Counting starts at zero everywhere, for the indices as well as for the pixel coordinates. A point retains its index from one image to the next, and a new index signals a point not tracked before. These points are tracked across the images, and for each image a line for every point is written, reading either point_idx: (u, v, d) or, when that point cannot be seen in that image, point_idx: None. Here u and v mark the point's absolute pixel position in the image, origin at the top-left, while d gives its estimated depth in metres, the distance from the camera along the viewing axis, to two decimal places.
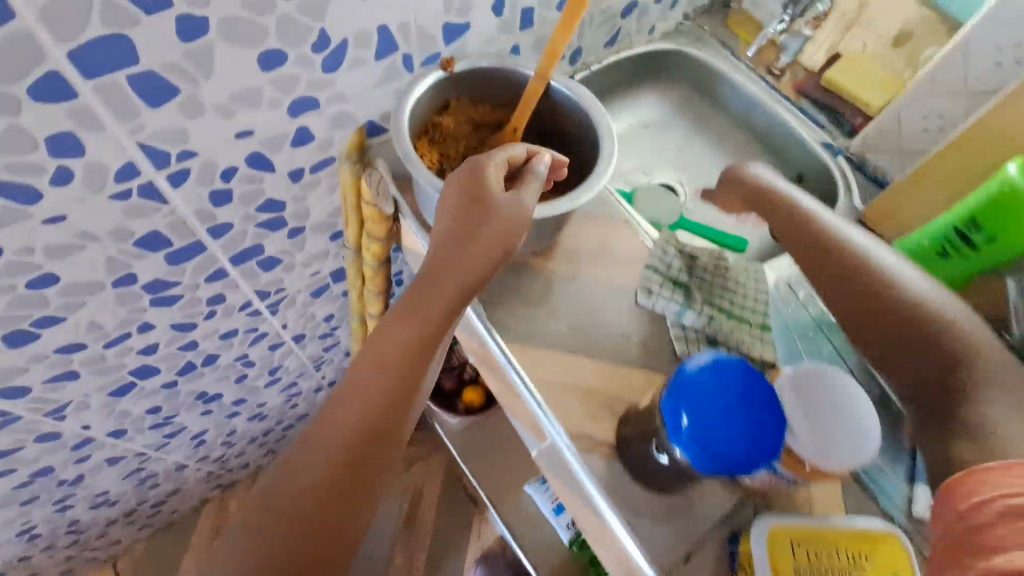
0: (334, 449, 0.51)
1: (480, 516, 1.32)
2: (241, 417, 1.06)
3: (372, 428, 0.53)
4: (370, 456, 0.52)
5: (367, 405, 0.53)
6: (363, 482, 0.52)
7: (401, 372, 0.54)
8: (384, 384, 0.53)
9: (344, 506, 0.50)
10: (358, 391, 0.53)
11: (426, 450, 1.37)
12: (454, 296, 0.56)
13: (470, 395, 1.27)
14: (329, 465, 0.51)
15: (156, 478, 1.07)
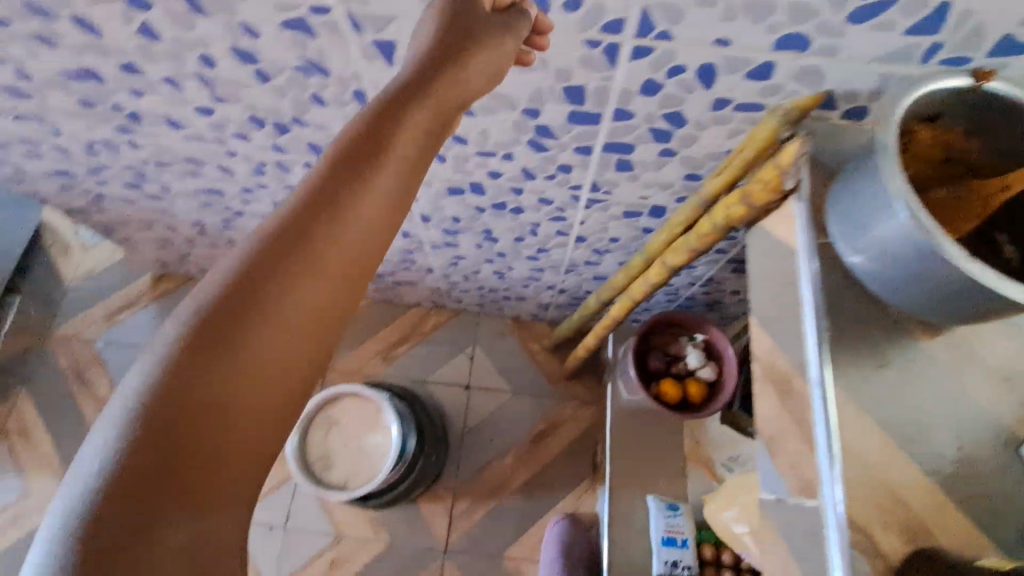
0: (131, 441, 0.34)
1: (592, 487, 1.27)
2: (452, 281, 1.22)
3: (165, 417, 0.35)
4: (187, 459, 0.35)
5: (185, 369, 0.36)
6: (147, 514, 0.34)
7: (236, 299, 0.38)
8: (196, 345, 0.37)
9: (131, 530, 0.33)
10: (166, 358, 0.37)
11: (585, 397, 1.36)
12: (333, 190, 0.41)
13: (671, 384, 1.03)
14: (127, 470, 0.34)
15: (382, 288, 1.33)
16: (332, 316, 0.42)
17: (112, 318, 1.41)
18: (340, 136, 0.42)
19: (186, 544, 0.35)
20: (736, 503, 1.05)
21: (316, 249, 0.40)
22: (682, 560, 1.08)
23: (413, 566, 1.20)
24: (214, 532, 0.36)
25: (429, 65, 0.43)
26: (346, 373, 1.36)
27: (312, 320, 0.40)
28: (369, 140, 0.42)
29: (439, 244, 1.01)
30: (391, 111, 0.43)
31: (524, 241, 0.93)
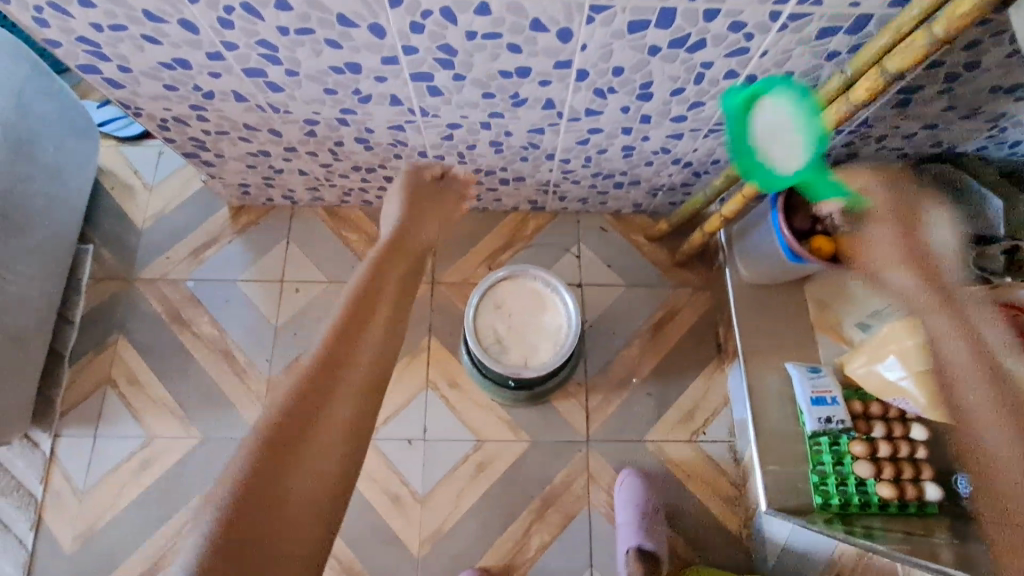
0: (249, 471, 0.59)
1: (720, 366, 1.27)
2: (568, 171, 1.16)
3: (274, 432, 0.61)
4: (293, 435, 0.61)
5: (289, 398, 0.63)
6: (293, 453, 0.60)
7: (321, 350, 0.66)
8: (307, 379, 0.64)
9: (237, 539, 0.55)
10: (273, 403, 0.63)
11: (698, 282, 1.34)
12: (358, 306, 0.72)
13: (824, 239, 1.01)
14: (231, 504, 0.57)
15: (483, 191, 1.26)
16: (369, 318, 0.70)
17: (198, 256, 1.34)
18: (364, 272, 0.78)
19: (269, 525, 0.57)
20: (891, 353, 1.04)
21: (367, 306, 0.72)
22: (834, 415, 1.11)
23: (559, 459, 1.21)
24: (281, 518, 0.58)
25: (389, 263, 0.80)
26: (455, 285, 1.32)
27: (358, 328, 0.69)
28: (374, 279, 0.76)
29: (580, 114, 0.94)
30: (385, 277, 0.77)
31: (682, 94, 0.88)
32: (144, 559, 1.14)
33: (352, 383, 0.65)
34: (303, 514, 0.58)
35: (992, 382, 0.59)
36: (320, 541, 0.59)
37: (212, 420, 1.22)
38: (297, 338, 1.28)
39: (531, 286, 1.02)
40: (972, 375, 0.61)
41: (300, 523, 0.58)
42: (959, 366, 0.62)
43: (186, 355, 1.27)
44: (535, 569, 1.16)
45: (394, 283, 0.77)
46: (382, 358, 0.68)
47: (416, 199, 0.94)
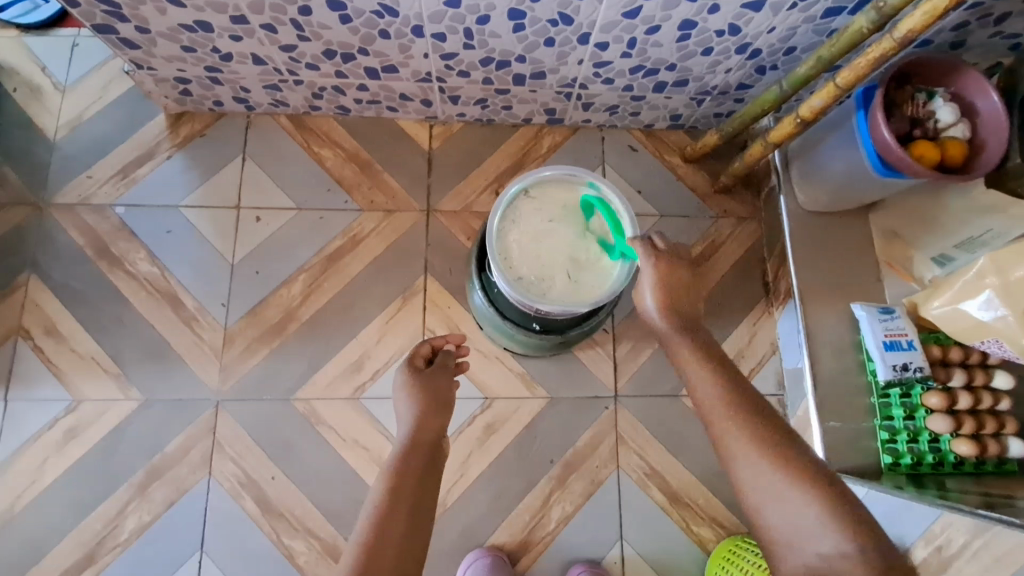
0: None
1: (768, 309, 1.10)
2: (601, 63, 0.92)
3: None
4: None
5: (374, 540, 0.59)
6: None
7: (384, 506, 0.62)
8: (372, 536, 0.59)
9: None
10: (352, 552, 0.59)
11: (743, 212, 1.14)
12: (415, 455, 0.69)
13: (928, 146, 0.85)
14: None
15: (492, 94, 1.02)
16: (423, 492, 0.65)
17: (128, 175, 1.06)
18: (422, 406, 0.74)
19: None
20: (988, 286, 0.87)
21: (419, 477, 0.67)
22: (911, 363, 0.94)
23: (583, 419, 1.03)
24: None
25: (442, 389, 0.77)
26: (454, 213, 1.08)
27: (410, 496, 0.64)
28: (420, 445, 0.70)
29: None
30: (427, 446, 0.71)
31: None
32: (76, 549, 0.92)
33: (413, 543, 0.61)
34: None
35: (771, 458, 0.59)
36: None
37: (156, 377, 0.99)
38: (259, 277, 1.03)
39: (575, 198, 0.81)
40: (745, 452, 0.60)
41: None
42: (731, 441, 0.62)
43: (118, 298, 1.01)
44: (557, 545, 0.98)
45: (444, 437, 0.73)
46: (420, 508, 0.64)
47: (429, 376, 0.78)
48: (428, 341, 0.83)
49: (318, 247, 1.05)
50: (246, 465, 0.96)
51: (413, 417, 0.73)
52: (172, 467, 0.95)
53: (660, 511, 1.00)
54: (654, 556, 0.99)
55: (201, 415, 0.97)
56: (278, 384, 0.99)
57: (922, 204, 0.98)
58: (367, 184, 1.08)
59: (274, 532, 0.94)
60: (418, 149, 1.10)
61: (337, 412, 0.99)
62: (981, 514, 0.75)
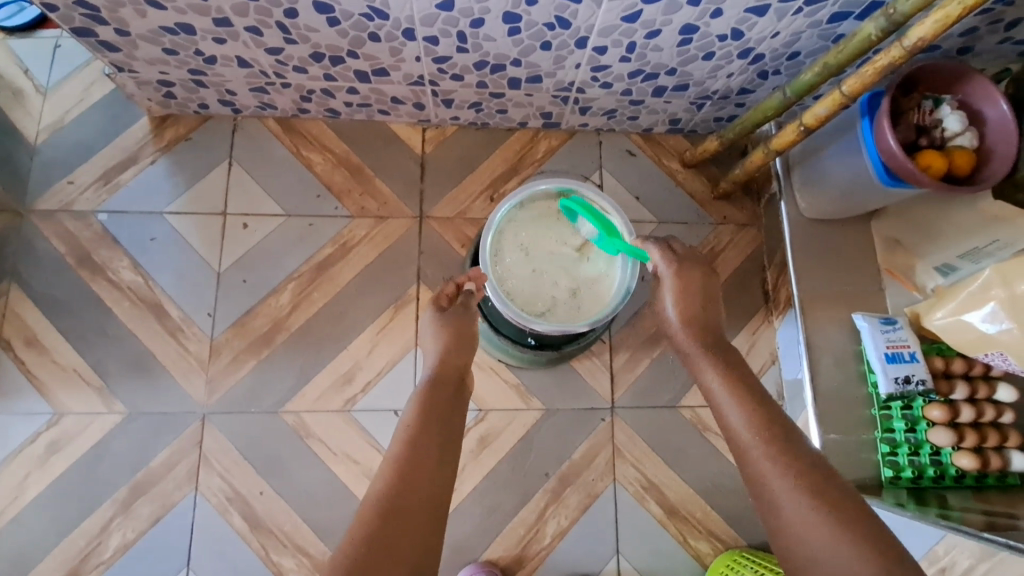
0: (356, 537, 0.52)
1: (768, 318, 1.09)
2: (599, 67, 0.89)
3: (391, 502, 0.55)
4: (399, 516, 0.54)
5: (407, 460, 0.59)
6: (399, 527, 0.53)
7: (414, 430, 0.62)
8: (405, 457, 0.59)
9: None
10: (384, 470, 0.58)
11: (742, 218, 1.12)
12: (440, 393, 0.67)
13: (935, 155, 0.82)
14: (345, 558, 0.50)
15: (487, 97, 0.99)
16: (449, 417, 0.65)
17: (111, 181, 1.03)
18: (446, 341, 0.72)
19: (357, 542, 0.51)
20: (993, 299, 0.85)
21: (445, 411, 0.66)
22: (914, 375, 0.92)
23: (579, 431, 1.01)
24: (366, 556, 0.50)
25: (465, 326, 0.74)
26: (448, 219, 1.05)
27: (437, 422, 0.64)
28: (445, 376, 0.70)
29: None
30: (452, 378, 0.70)
31: None
32: (58, 567, 0.89)
33: (445, 462, 0.60)
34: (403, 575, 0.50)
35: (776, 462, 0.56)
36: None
37: (141, 390, 0.96)
38: (246, 286, 1.01)
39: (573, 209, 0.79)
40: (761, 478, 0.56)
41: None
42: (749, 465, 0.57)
43: (101, 308, 0.98)
44: (552, 560, 0.96)
45: (467, 370, 0.72)
46: (449, 432, 0.63)
47: (450, 318, 0.75)
48: (451, 281, 0.78)
49: (307, 255, 1.02)
50: (233, 479, 0.94)
51: (437, 351, 0.72)
52: (158, 483, 0.93)
53: (657, 525, 0.99)
54: (650, 571, 0.97)
55: (187, 428, 0.95)
56: (266, 396, 0.97)
57: (925, 212, 0.96)
58: (359, 189, 1.05)
59: (262, 548, 0.92)
60: (411, 153, 1.07)
61: (327, 425, 0.97)
62: (988, 538, 0.72)
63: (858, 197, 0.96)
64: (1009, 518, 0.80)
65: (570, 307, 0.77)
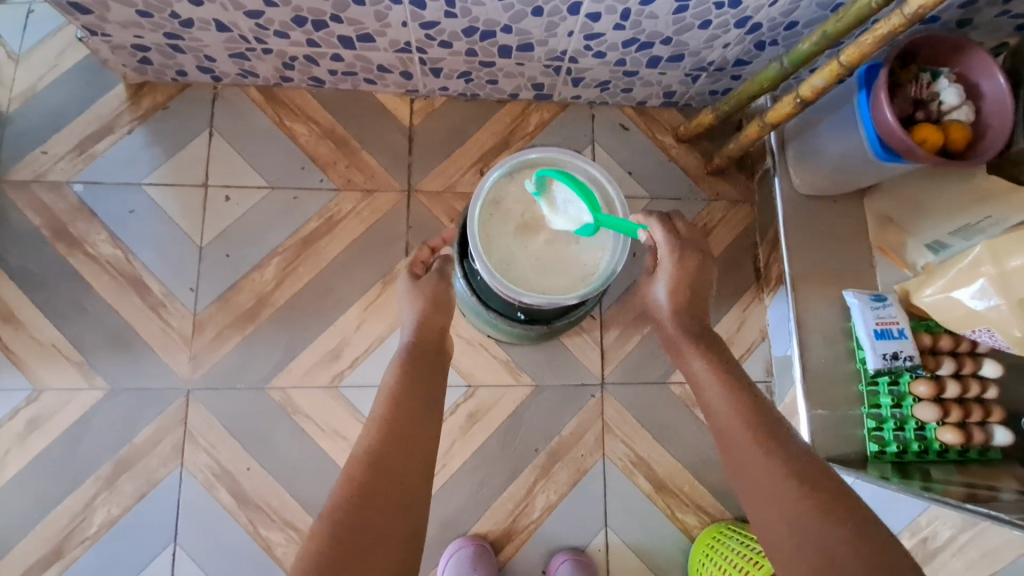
0: (346, 491, 0.54)
1: (759, 295, 1.09)
2: (592, 35, 0.86)
3: (378, 455, 0.57)
4: (387, 470, 0.56)
5: (391, 418, 0.61)
6: (388, 480, 0.56)
7: (396, 390, 0.64)
8: (388, 416, 0.61)
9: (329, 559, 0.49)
10: (371, 427, 0.61)
11: (735, 195, 1.11)
12: (423, 358, 0.69)
13: (931, 129, 0.81)
14: (337, 512, 0.53)
15: (477, 66, 0.96)
16: (430, 377, 0.68)
17: (86, 151, 0.99)
18: (424, 310, 0.75)
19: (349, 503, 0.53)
20: (983, 275, 0.85)
21: (428, 376, 0.68)
22: (902, 351, 0.92)
23: (569, 407, 1.01)
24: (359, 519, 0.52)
25: (440, 290, 0.76)
26: (437, 193, 1.03)
27: (418, 381, 0.66)
28: (424, 338, 0.72)
29: None
30: (431, 339, 0.72)
31: None
32: (42, 543, 0.88)
33: (427, 420, 0.63)
34: (396, 524, 0.53)
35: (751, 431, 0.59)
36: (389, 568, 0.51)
37: (123, 366, 0.94)
38: (230, 260, 0.98)
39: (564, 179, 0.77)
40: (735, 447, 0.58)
41: (392, 540, 0.52)
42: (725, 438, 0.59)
43: (79, 282, 0.96)
44: (540, 534, 0.97)
45: (447, 333, 0.74)
46: (429, 391, 0.66)
47: (426, 283, 0.77)
48: (427, 246, 0.83)
49: (292, 229, 1.00)
50: (219, 455, 0.93)
51: (415, 316, 0.74)
52: (142, 459, 0.92)
53: (645, 499, 0.99)
54: (638, 544, 0.98)
55: (172, 404, 0.93)
56: (251, 372, 0.95)
57: (920, 188, 0.96)
58: (345, 161, 1.03)
59: (250, 523, 0.92)
60: (399, 125, 1.04)
61: (314, 401, 0.96)
62: (970, 510, 0.73)
63: (851, 172, 0.95)
64: (989, 490, 0.82)
65: (559, 278, 0.75)
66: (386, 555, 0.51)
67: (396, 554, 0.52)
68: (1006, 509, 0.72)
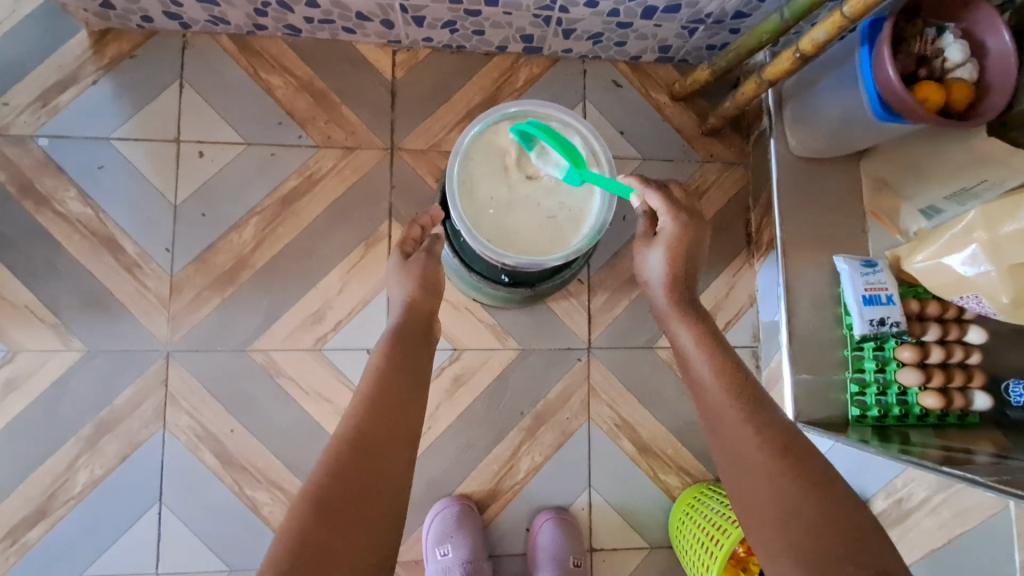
0: (329, 469, 0.54)
1: (749, 261, 1.07)
2: None
3: (361, 434, 0.57)
4: (371, 449, 0.56)
5: (375, 398, 0.60)
6: (371, 456, 0.55)
7: (383, 369, 0.63)
8: (372, 393, 0.60)
9: (305, 537, 0.49)
10: (354, 404, 0.60)
11: (729, 156, 1.08)
12: (409, 332, 0.68)
13: (933, 87, 0.78)
14: (319, 491, 0.52)
15: (461, 14, 0.90)
16: (417, 356, 0.67)
17: (49, 102, 0.94)
18: (412, 285, 0.72)
19: (328, 477, 0.53)
20: (975, 241, 0.84)
21: (412, 350, 0.66)
22: (889, 317, 0.91)
23: (555, 371, 1.00)
24: (334, 495, 0.52)
25: (429, 270, 0.74)
26: (421, 151, 0.99)
27: (404, 360, 0.65)
28: (414, 315, 0.70)
29: None
30: (420, 316, 0.71)
31: None
32: (26, 503, 0.89)
33: (413, 398, 0.62)
34: (379, 501, 0.53)
35: None
36: (371, 546, 0.51)
37: (99, 327, 0.92)
38: (206, 220, 0.95)
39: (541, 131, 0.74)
40: None
41: (375, 515, 0.53)
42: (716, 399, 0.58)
43: (50, 242, 0.92)
44: (525, 494, 0.98)
45: (435, 314, 0.72)
46: (415, 368, 0.65)
47: (415, 262, 0.74)
48: (417, 223, 0.78)
49: (269, 189, 0.96)
50: (202, 417, 0.92)
51: (406, 290, 0.71)
52: (123, 421, 0.91)
53: (629, 461, 1.01)
54: (621, 503, 1.00)
55: (151, 366, 0.92)
56: (231, 333, 0.94)
57: (917, 150, 0.93)
58: (325, 116, 0.98)
59: (235, 484, 0.92)
60: (380, 78, 0.99)
61: (297, 363, 0.95)
62: (946, 472, 0.74)
63: (848, 133, 0.92)
64: (966, 453, 0.83)
65: (540, 236, 0.73)
66: (368, 532, 0.51)
67: (379, 530, 0.52)
68: (980, 471, 0.73)
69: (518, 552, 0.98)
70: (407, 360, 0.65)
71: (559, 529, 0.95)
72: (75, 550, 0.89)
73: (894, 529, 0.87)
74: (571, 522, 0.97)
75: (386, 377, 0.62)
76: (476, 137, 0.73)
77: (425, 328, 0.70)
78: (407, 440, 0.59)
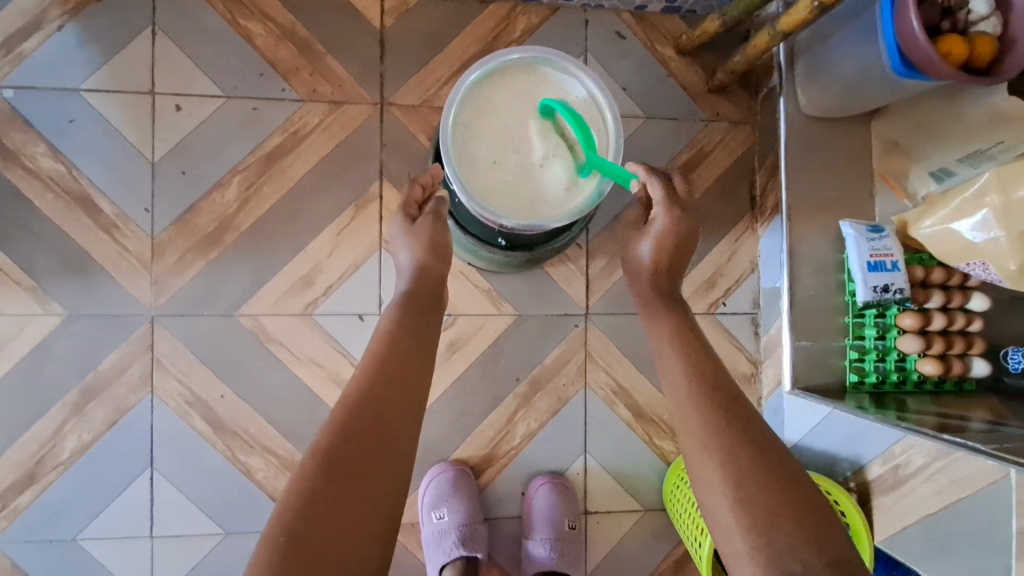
0: (338, 428, 0.52)
1: (752, 226, 1.04)
2: None
3: (371, 395, 0.55)
4: (380, 410, 0.54)
5: (384, 359, 0.58)
6: (380, 416, 0.54)
7: (392, 331, 0.61)
8: (382, 356, 0.59)
9: (313, 498, 0.48)
10: (363, 366, 0.58)
11: (736, 115, 1.03)
12: (417, 298, 0.65)
13: (957, 40, 0.73)
14: (327, 449, 0.51)
15: None
16: (424, 319, 0.64)
17: (12, 50, 0.87)
18: (406, 252, 0.68)
19: (337, 436, 0.51)
20: (987, 206, 0.81)
21: (419, 314, 0.64)
22: (893, 284, 0.89)
23: (551, 336, 0.98)
24: (343, 456, 0.50)
25: (432, 242, 0.69)
26: (413, 108, 0.94)
27: (413, 324, 0.62)
28: (415, 280, 0.67)
29: None
30: (422, 280, 0.67)
31: None
32: (13, 469, 0.87)
33: (421, 361, 0.60)
34: (387, 465, 0.52)
35: None
36: (378, 512, 0.50)
37: (79, 290, 0.88)
38: (187, 178, 0.90)
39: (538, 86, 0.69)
40: None
41: (383, 479, 0.51)
42: None
43: (21, 201, 0.87)
44: (520, 458, 0.98)
45: (444, 283, 0.69)
46: (423, 331, 0.63)
47: (410, 228, 0.70)
48: (418, 183, 0.73)
49: (252, 145, 0.91)
50: (190, 382, 0.90)
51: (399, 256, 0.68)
52: (109, 386, 0.89)
53: (624, 427, 1.00)
54: (615, 469, 1.00)
55: (136, 331, 0.89)
56: (218, 297, 0.91)
57: (933, 112, 0.89)
58: (309, 67, 0.92)
59: (227, 449, 0.91)
60: (367, 27, 0.93)
61: (287, 329, 0.92)
62: (946, 440, 0.73)
63: (863, 92, 0.88)
64: (961, 419, 0.82)
65: (555, 193, 0.70)
66: (378, 495, 0.50)
67: (387, 498, 0.51)
68: (977, 438, 0.73)
69: (513, 514, 0.98)
70: (416, 322, 0.63)
71: (556, 494, 0.95)
72: (67, 514, 0.88)
73: (888, 494, 0.89)
74: (569, 489, 0.97)
75: (396, 341, 0.60)
76: (469, 84, 0.68)
77: (434, 292, 0.68)
78: (416, 404, 0.57)
